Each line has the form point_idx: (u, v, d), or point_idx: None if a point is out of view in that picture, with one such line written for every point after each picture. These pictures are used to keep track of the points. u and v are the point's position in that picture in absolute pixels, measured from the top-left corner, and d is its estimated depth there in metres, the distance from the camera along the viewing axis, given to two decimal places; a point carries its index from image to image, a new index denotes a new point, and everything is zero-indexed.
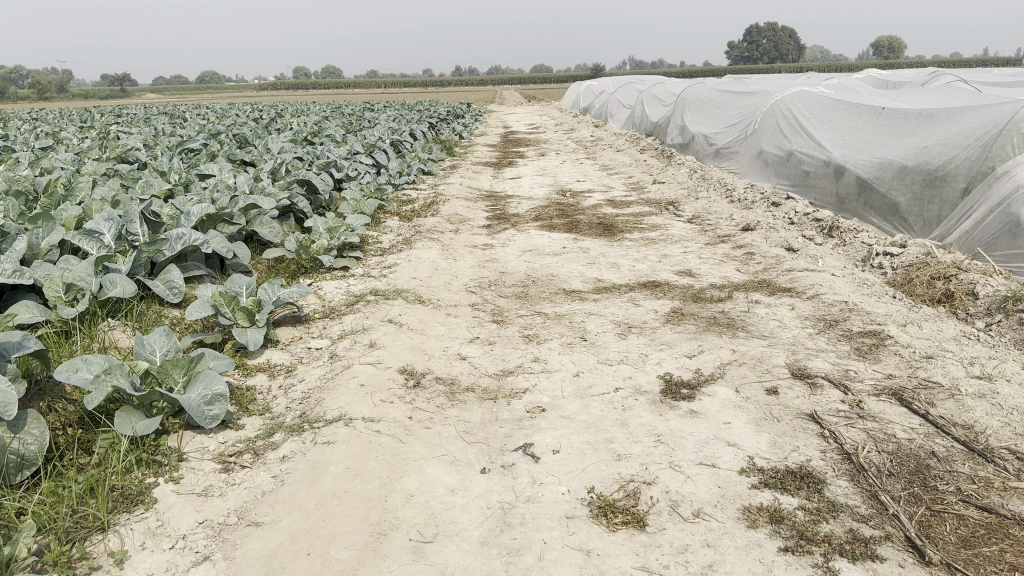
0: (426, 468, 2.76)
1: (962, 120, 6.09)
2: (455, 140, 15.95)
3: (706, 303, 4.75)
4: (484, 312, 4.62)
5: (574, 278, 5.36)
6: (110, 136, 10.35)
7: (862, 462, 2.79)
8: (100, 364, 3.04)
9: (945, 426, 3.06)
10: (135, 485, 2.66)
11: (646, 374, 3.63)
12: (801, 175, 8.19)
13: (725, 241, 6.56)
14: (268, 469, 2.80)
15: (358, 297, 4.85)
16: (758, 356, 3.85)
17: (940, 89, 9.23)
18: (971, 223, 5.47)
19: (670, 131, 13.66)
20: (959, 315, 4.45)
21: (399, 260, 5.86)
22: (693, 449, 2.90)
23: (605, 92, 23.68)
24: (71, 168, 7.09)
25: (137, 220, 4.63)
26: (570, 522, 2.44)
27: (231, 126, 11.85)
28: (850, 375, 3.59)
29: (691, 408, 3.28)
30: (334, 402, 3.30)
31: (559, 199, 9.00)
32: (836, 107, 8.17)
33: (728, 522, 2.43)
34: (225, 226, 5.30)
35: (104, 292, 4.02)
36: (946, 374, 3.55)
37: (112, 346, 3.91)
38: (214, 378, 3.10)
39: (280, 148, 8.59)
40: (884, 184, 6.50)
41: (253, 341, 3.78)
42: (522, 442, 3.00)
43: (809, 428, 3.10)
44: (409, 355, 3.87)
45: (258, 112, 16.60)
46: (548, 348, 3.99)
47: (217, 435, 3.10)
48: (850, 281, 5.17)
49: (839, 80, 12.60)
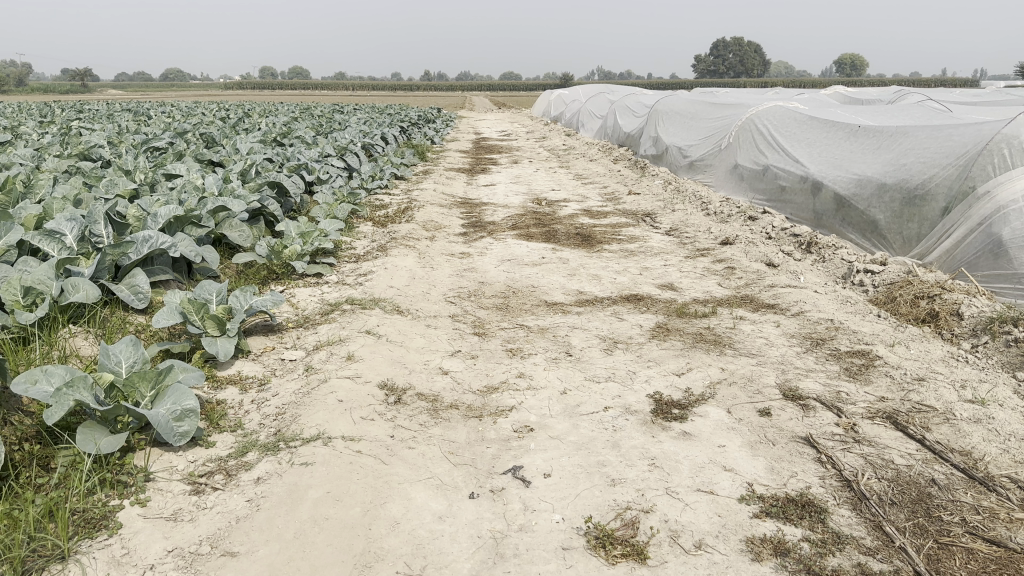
0: (411, 493, 2.61)
1: (940, 137, 6.09)
2: (427, 145, 15.79)
3: (691, 318, 4.66)
4: (465, 324, 4.47)
5: (555, 289, 5.25)
6: (73, 132, 10.03)
7: (863, 490, 2.71)
8: (62, 377, 2.86)
9: (943, 452, 3.00)
10: (99, 509, 2.47)
11: (635, 393, 3.52)
12: (777, 190, 8.18)
13: (704, 254, 6.51)
14: (241, 492, 2.62)
15: (333, 306, 4.68)
16: (748, 375, 3.76)
17: (912, 107, 9.32)
18: (952, 242, 5.47)
19: (643, 142, 13.66)
20: (944, 335, 4.42)
21: (375, 268, 5.68)
22: (690, 474, 2.79)
23: (576, 102, 23.63)
24: (31, 163, 6.84)
25: (101, 220, 4.41)
26: (567, 554, 2.31)
27: (197, 125, 11.57)
28: (843, 397, 3.51)
29: (684, 429, 3.17)
30: (310, 419, 3.13)
31: (535, 207, 8.90)
32: (812, 124, 8.18)
33: (731, 555, 2.32)
34: (193, 229, 5.08)
35: (65, 296, 3.82)
36: (939, 399, 3.49)
37: (72, 353, 3.70)
38: (184, 392, 2.92)
39: (249, 149, 8.36)
40: (862, 202, 6.50)
41: (223, 351, 3.60)
42: (511, 464, 2.86)
43: (805, 452, 3.01)
44: (389, 369, 3.71)
45: (226, 112, 16.28)
46: (533, 363, 3.86)
47: (186, 453, 2.92)
48: (833, 299, 5.13)
49: (812, 96, 12.66)
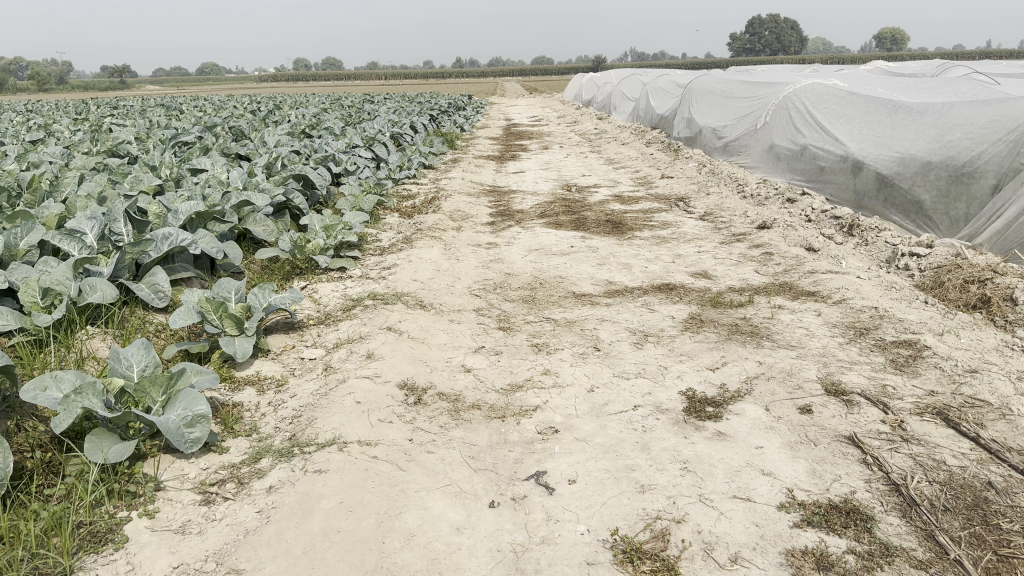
0: (428, 503, 2.48)
1: (988, 111, 5.79)
2: (456, 133, 15.66)
3: (726, 309, 4.46)
4: (490, 318, 4.33)
5: (584, 280, 5.08)
6: (103, 129, 10.06)
7: (912, 495, 2.52)
8: (71, 382, 2.78)
9: (1000, 452, 2.79)
10: (105, 522, 2.39)
11: (666, 390, 3.34)
12: (816, 170, 7.89)
13: (740, 239, 6.28)
14: (252, 502, 2.52)
15: (355, 302, 4.57)
16: (788, 368, 3.56)
17: (955, 80, 8.96)
18: (1003, 222, 5.20)
19: (676, 124, 13.36)
20: (997, 322, 4.17)
21: (399, 260, 5.57)
22: (725, 479, 2.62)
23: (608, 84, 23.21)
24: (59, 161, 6.82)
25: (121, 219, 4.32)
26: (592, 569, 2.16)
27: (226, 118, 11.57)
28: (890, 392, 3.30)
29: (718, 429, 3.00)
30: (326, 422, 3.01)
31: (565, 194, 8.70)
32: (852, 100, 7.85)
33: (769, 570, 2.15)
34: (215, 224, 4.98)
35: (83, 297, 3.74)
36: (994, 392, 3.26)
37: (90, 355, 3.63)
38: (196, 397, 2.80)
39: (276, 141, 8.28)
40: (906, 181, 6.21)
41: (241, 351, 3.48)
42: (534, 469, 2.71)
43: (849, 453, 2.82)
44: (410, 367, 3.59)
45: (258, 104, 16.32)
46: (559, 359, 3.70)
47: (199, 459, 2.82)
48: (877, 284, 4.88)
49: (852, 72, 12.20)
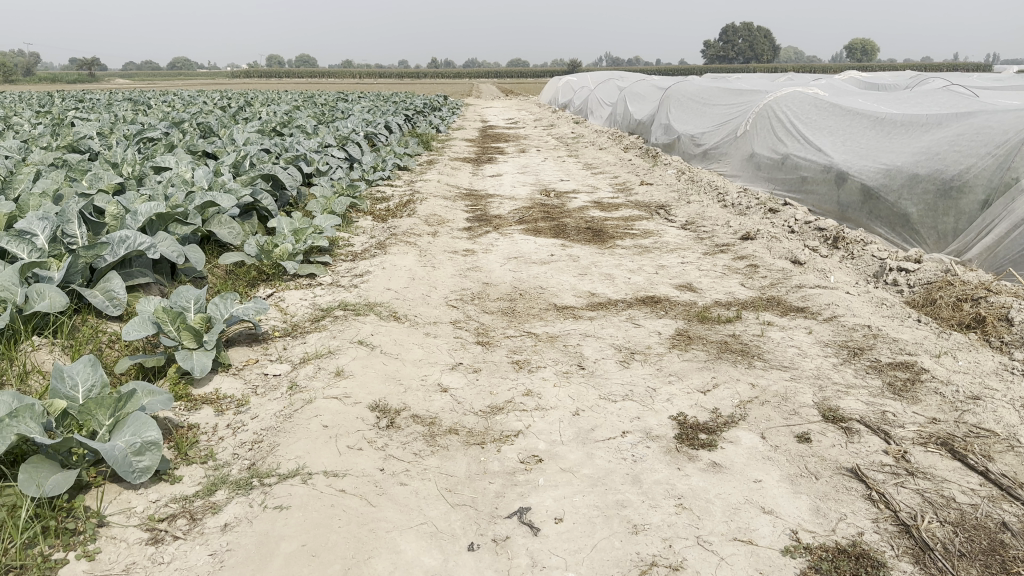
0: (401, 545, 2.25)
1: (977, 124, 5.68)
2: (432, 135, 15.42)
3: (714, 324, 4.27)
4: (467, 332, 4.10)
5: (565, 291, 4.87)
6: (67, 124, 9.70)
7: (925, 538, 2.34)
8: (7, 405, 2.50)
9: (1012, 488, 2.62)
10: (36, 566, 2.12)
11: (656, 415, 3.14)
12: (798, 180, 7.75)
13: (724, 250, 6.12)
14: (205, 543, 2.27)
15: (324, 312, 4.32)
16: (782, 392, 3.37)
17: (935, 92, 8.88)
18: (994, 238, 5.07)
19: (653, 130, 13.22)
20: (993, 343, 4.03)
21: (372, 267, 5.32)
22: (724, 518, 2.42)
23: (586, 88, 23.01)
24: (15, 156, 6.46)
25: (75, 220, 4.01)
26: None
27: (195, 114, 11.22)
28: (890, 419, 3.13)
29: (713, 459, 2.80)
30: (289, 450, 2.77)
31: (543, 199, 8.48)
32: (835, 110, 7.73)
33: None
34: (177, 227, 4.69)
35: (30, 305, 3.45)
36: (1000, 421, 3.10)
37: (35, 369, 3.34)
38: (146, 422, 2.54)
39: (245, 139, 7.97)
40: (892, 194, 6.08)
41: (199, 366, 3.22)
42: (516, 505, 2.49)
43: (853, 488, 2.64)
44: (381, 386, 3.35)
45: (228, 100, 15.92)
46: (541, 378, 3.48)
47: (148, 489, 2.55)
48: (867, 300, 4.73)
49: (830, 81, 12.11)
